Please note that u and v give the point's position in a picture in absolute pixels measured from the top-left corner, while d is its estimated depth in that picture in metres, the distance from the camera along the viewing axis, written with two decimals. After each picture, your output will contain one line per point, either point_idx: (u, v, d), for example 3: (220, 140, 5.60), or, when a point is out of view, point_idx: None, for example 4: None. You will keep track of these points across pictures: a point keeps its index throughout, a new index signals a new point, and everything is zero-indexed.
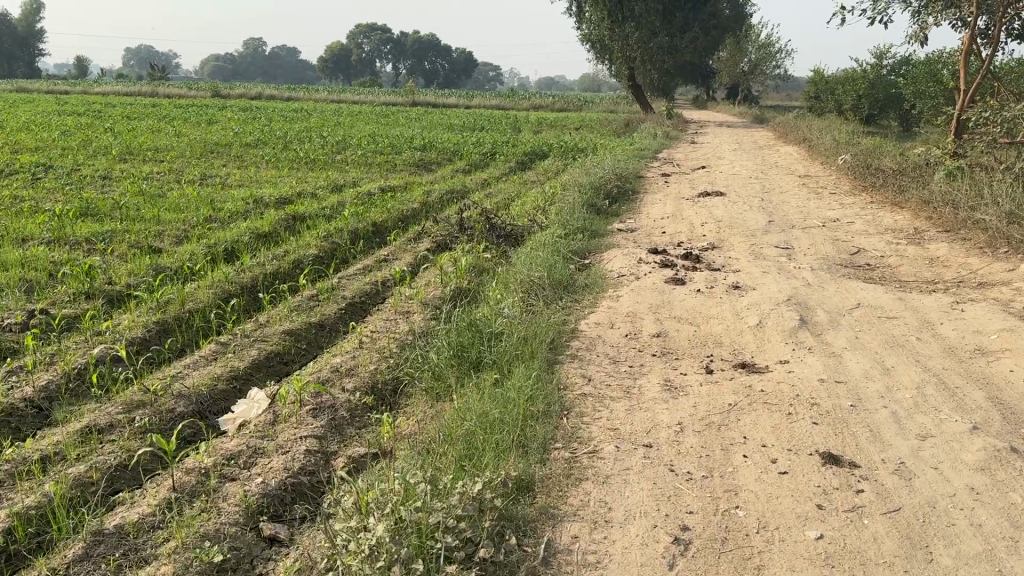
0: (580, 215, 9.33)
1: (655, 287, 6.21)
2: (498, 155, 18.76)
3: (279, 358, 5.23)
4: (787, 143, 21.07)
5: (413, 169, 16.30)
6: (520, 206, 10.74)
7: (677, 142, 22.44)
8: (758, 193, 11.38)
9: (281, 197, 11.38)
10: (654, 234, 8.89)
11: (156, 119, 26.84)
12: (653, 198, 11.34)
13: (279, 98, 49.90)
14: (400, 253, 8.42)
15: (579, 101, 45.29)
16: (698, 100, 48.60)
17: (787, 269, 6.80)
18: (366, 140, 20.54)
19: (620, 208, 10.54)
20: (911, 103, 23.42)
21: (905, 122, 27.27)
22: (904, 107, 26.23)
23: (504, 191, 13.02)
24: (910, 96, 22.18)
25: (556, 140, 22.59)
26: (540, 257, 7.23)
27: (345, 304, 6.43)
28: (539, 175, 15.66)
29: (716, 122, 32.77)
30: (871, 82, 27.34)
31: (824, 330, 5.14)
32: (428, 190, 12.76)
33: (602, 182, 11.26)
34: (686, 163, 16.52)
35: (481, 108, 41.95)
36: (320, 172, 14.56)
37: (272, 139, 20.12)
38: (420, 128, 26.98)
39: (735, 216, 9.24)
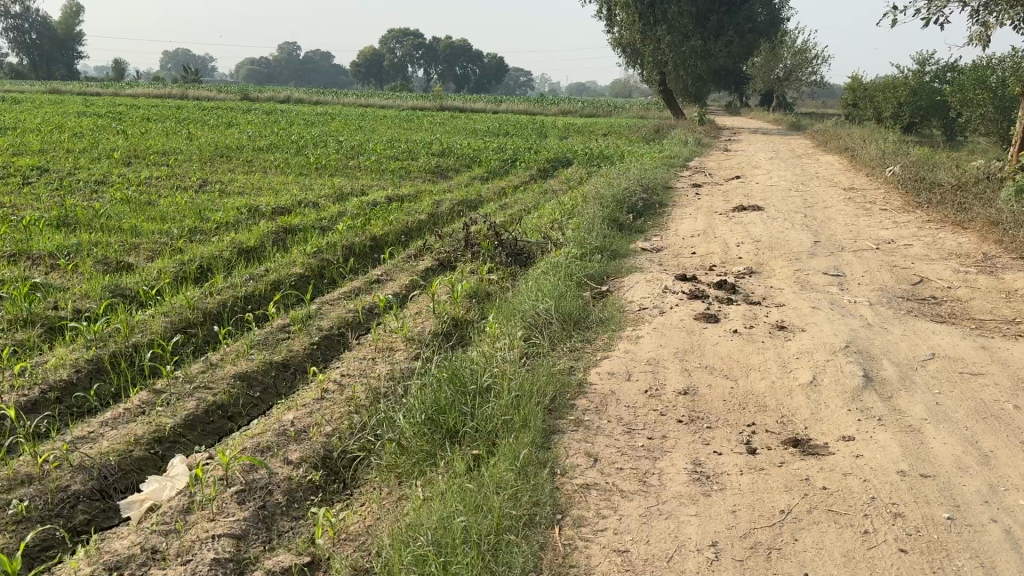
0: (600, 233, 8.35)
1: (683, 326, 5.22)
2: (519, 162, 17.79)
3: (221, 411, 4.30)
4: (826, 152, 19.90)
5: (429, 177, 15.39)
6: (535, 220, 9.80)
7: (710, 149, 21.34)
8: (798, 208, 10.31)
9: (279, 206, 10.53)
10: (682, 256, 7.89)
11: (174, 121, 26.24)
12: (682, 212, 10.33)
13: (305, 101, 49.45)
14: (396, 274, 7.51)
15: (609, 106, 44.21)
16: (731, 106, 47.36)
17: (839, 304, 5.77)
18: (383, 145, 19.73)
19: (645, 224, 9.55)
20: (958, 112, 22.15)
21: (949, 131, 25.92)
22: (949, 115, 24.90)
23: (522, 203, 12.07)
24: (956, 105, 20.94)
25: (582, 146, 21.64)
26: (550, 284, 6.27)
27: (318, 338, 5.51)
28: (561, 185, 14.69)
29: (749, 129, 31.56)
30: (913, 89, 26.05)
31: (893, 391, 4.12)
32: (438, 200, 11.84)
33: (626, 195, 10.27)
34: (718, 173, 15.47)
35: (507, 113, 41.17)
36: (327, 179, 13.71)
37: (286, 142, 19.32)
38: (442, 132, 26.16)
39: (775, 236, 8.21)
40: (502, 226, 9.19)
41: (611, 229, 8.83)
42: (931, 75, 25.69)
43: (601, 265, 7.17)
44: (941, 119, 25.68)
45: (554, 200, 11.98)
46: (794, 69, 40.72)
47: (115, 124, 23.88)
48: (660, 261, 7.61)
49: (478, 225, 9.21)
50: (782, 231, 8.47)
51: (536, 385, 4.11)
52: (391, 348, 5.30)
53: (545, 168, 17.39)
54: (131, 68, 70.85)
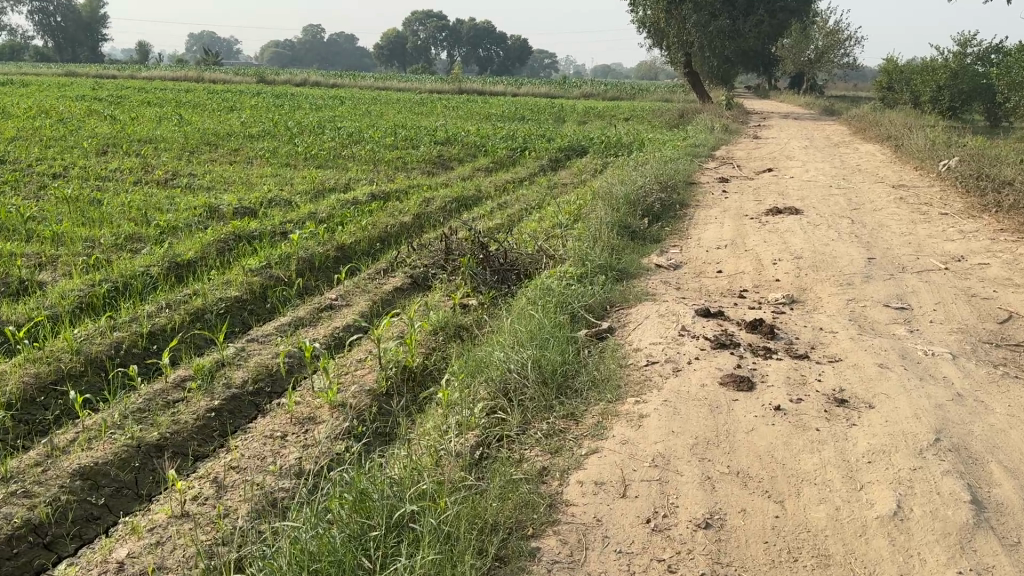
0: (604, 247, 6.97)
1: (705, 393, 3.85)
2: (529, 152, 16.35)
3: (33, 536, 3.07)
4: (864, 141, 18.25)
5: (428, 170, 14.05)
6: (531, 228, 8.44)
7: (738, 136, 19.76)
8: (841, 211, 8.84)
9: (243, 205, 9.26)
10: (705, 275, 6.50)
11: (176, 105, 25.07)
12: (705, 215, 8.92)
13: (321, 84, 48.28)
14: (355, 296, 6.18)
15: (633, 89, 42.53)
16: (759, 90, 45.39)
17: (910, 359, 4.37)
18: (384, 131, 18.42)
19: (661, 230, 8.14)
20: (1004, 98, 20.36)
21: (993, 117, 24.08)
22: (995, 100, 23.10)
23: (524, 202, 10.70)
24: (1004, 89, 19.15)
25: (599, 133, 20.20)
26: (534, 323, 4.92)
27: (222, 401, 4.22)
28: (572, 179, 13.29)
29: (779, 113, 29.83)
30: (953, 73, 24.18)
31: (1020, 531, 2.75)
32: (428, 197, 10.50)
33: (641, 194, 8.86)
34: (746, 165, 13.97)
35: (527, 97, 39.68)
36: (313, 172, 12.42)
37: (281, 128, 18.06)
38: (454, 118, 24.83)
39: (818, 250, 6.79)
40: (492, 236, 7.85)
41: (620, 239, 7.44)
42: (974, 58, 23.81)
43: (603, 292, 5.80)
44: (983, 104, 23.84)
45: (560, 199, 10.61)
46: (826, 51, 38.75)
47: (112, 109, 22.75)
48: (677, 284, 6.22)
49: (465, 233, 7.85)
50: (825, 244, 7.04)
51: (480, 516, 2.79)
52: (311, 420, 3.99)
53: (556, 160, 15.95)
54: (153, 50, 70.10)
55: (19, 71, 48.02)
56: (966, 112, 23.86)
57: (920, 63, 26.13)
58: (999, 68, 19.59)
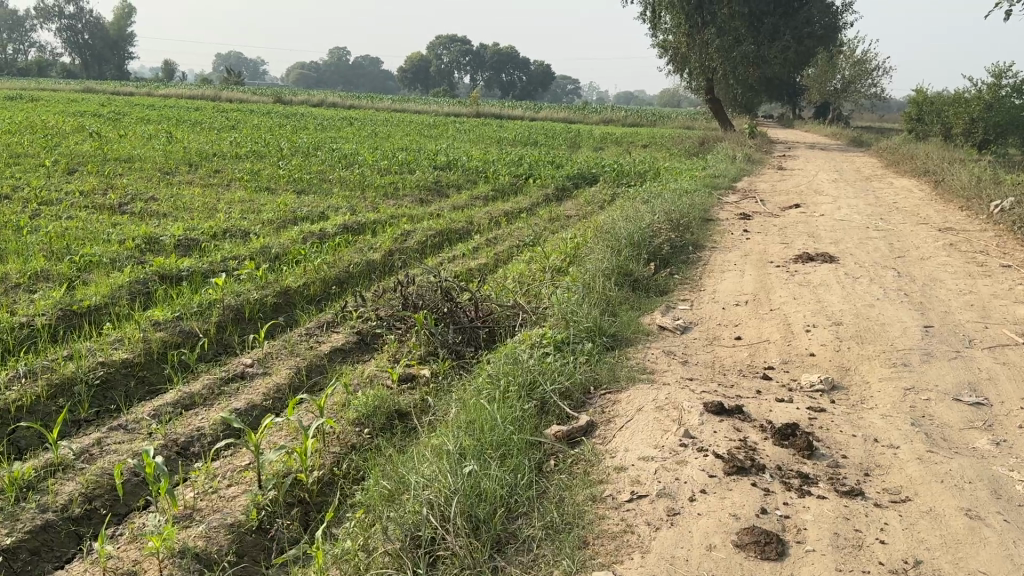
0: (596, 303, 5.71)
1: (709, 565, 2.55)
2: (535, 180, 15.14)
3: None
4: (897, 175, 16.91)
5: (420, 199, 12.85)
6: (517, 274, 7.20)
7: (761, 167, 18.46)
8: (882, 260, 7.52)
9: (191, 237, 8.10)
10: (719, 343, 5.20)
11: (179, 123, 24.18)
12: (723, 260, 7.64)
13: (338, 105, 47.60)
14: (278, 361, 4.95)
15: (653, 115, 41.47)
16: (782, 119, 44.12)
17: (1007, 499, 3.05)
18: (383, 154, 17.32)
19: (669, 279, 6.87)
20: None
21: None
22: None
23: (517, 238, 9.46)
24: None
25: (613, 161, 19.00)
26: (483, 418, 3.65)
27: (24, 537, 3.00)
28: (576, 213, 12.06)
29: (804, 143, 28.52)
30: (988, 104, 22.81)
31: None
32: (408, 229, 9.30)
33: (648, 234, 7.60)
34: (770, 200, 12.67)
35: (546, 121, 38.65)
36: (289, 198, 11.28)
37: (274, 149, 16.99)
38: (464, 141, 23.75)
39: (861, 314, 5.49)
40: (465, 286, 6.61)
41: (618, 293, 6.18)
42: (1010, 89, 22.45)
43: (586, 368, 4.54)
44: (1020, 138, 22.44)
45: (558, 236, 9.37)
46: (852, 80, 37.45)
47: (109, 125, 21.82)
48: (685, 354, 4.93)
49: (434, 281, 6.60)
50: (868, 305, 5.73)
51: None
52: None
53: (562, 191, 14.73)
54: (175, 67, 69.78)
55: (36, 87, 47.65)
56: (998, 145, 22.48)
57: (951, 94, 24.81)
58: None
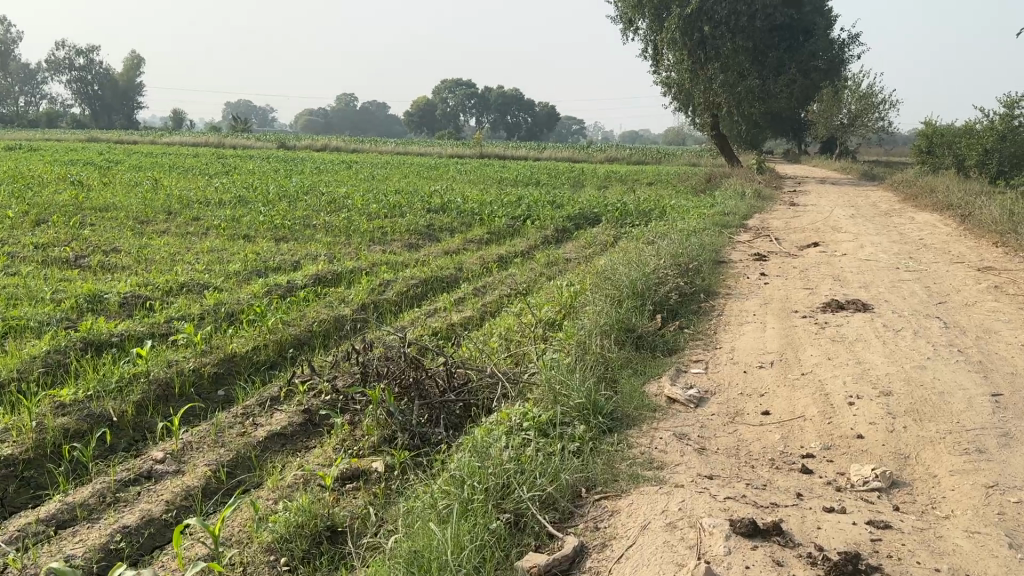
0: (593, 370, 4.76)
1: None
2: (533, 222, 14.28)
3: None
4: (916, 209, 15.99)
5: (410, 245, 11.97)
6: (504, 331, 6.28)
7: (772, 203, 17.58)
8: (922, 307, 6.56)
9: (139, 293, 7.22)
10: (742, 420, 4.24)
11: (172, 170, 23.54)
12: (740, 309, 6.70)
13: (342, 149, 47.25)
14: (198, 453, 4.02)
15: (659, 153, 40.81)
16: (788, 155, 43.45)
17: None
18: (376, 196, 16.54)
19: (679, 334, 5.93)
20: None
21: None
22: None
23: (510, 286, 8.54)
24: None
25: (618, 199, 18.17)
26: (432, 554, 2.71)
27: None
28: (577, 258, 11.16)
29: (813, 178, 27.70)
30: (1002, 134, 21.97)
31: None
32: (390, 278, 8.40)
33: (653, 282, 6.68)
34: (785, 238, 11.76)
35: (551, 162, 38.03)
36: (265, 247, 10.44)
37: (262, 194, 16.22)
38: (464, 182, 23.01)
39: (912, 380, 4.53)
40: (440, 352, 5.67)
41: (619, 355, 5.23)
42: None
43: (577, 459, 3.60)
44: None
45: (555, 284, 8.45)
46: (859, 114, 36.76)
47: (98, 174, 21.15)
48: (701, 437, 3.97)
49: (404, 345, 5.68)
50: (919, 368, 4.78)
51: None
52: None
53: (562, 234, 13.86)
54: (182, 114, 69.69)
55: (39, 137, 47.38)
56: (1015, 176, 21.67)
57: (961, 126, 24.08)
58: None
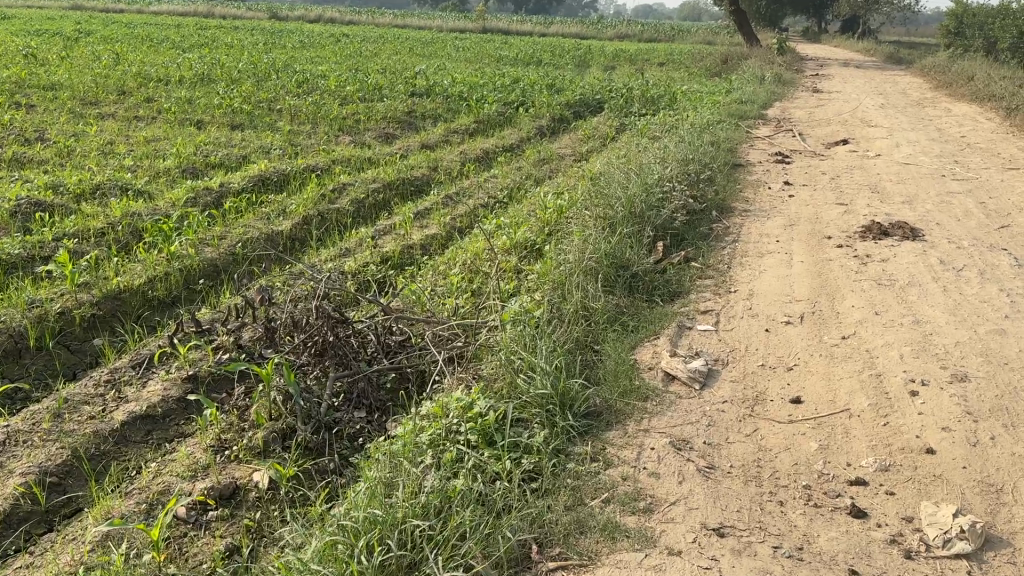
0: (568, 332, 3.67)
1: None
2: (527, 110, 12.88)
3: None
4: (952, 99, 14.47)
5: (385, 137, 10.66)
6: (468, 262, 5.14)
7: (792, 89, 16.01)
8: (981, 232, 5.39)
9: (37, 196, 6.05)
10: (763, 411, 3.16)
11: (144, 42, 21.71)
12: (760, 234, 5.52)
13: (337, 21, 44.54)
14: (20, 452, 3.01)
15: (672, 30, 38.30)
16: (807, 33, 40.88)
17: None
18: (357, 76, 15.03)
19: (681, 271, 4.80)
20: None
21: None
22: None
23: (489, 194, 7.32)
24: None
25: (624, 83, 16.64)
26: None
27: None
28: (571, 157, 9.88)
29: (835, 61, 25.76)
30: None
31: None
32: (347, 179, 7.18)
33: (653, 201, 5.49)
34: (809, 134, 10.39)
35: (557, 37, 35.71)
36: (216, 139, 9.16)
37: (230, 72, 14.71)
38: (460, 60, 21.24)
39: (993, 354, 3.40)
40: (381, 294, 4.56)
41: (605, 304, 4.12)
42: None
43: (529, 493, 2.54)
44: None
45: (540, 192, 7.24)
46: None
47: (59, 44, 19.43)
48: (709, 444, 2.89)
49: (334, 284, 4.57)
50: (996, 332, 3.64)
51: None
52: None
53: (558, 126, 12.48)
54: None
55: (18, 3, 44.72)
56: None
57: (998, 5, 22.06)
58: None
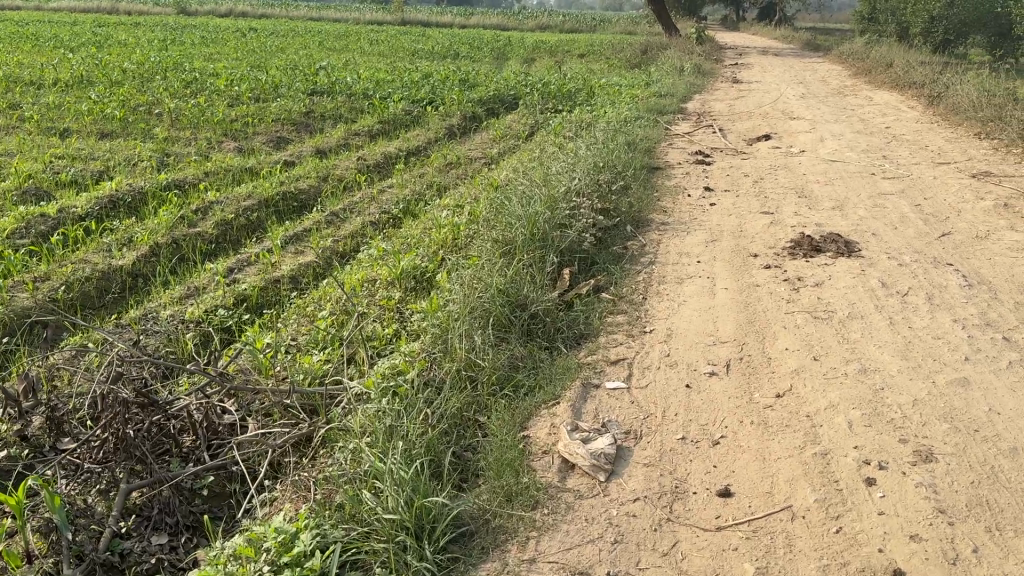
0: (441, 407, 2.95)
1: None
2: (436, 108, 12.09)
3: None
4: (873, 87, 14.19)
5: (277, 143, 9.76)
6: (341, 301, 4.37)
7: (712, 80, 15.58)
8: (921, 244, 4.84)
9: None
10: (684, 510, 2.47)
11: (28, 40, 20.12)
12: (680, 255, 4.87)
13: (248, 14, 42.80)
14: None
15: (592, 19, 37.83)
16: (726, 21, 40.93)
17: None
18: (254, 75, 14.00)
19: (589, 306, 4.11)
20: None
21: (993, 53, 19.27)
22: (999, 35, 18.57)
23: (381, 208, 6.54)
24: None
25: (542, 76, 15.96)
26: None
27: None
28: (480, 160, 9.15)
29: (755, 48, 25.55)
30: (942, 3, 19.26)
31: None
32: (216, 197, 6.31)
33: (557, 220, 4.79)
34: (731, 129, 9.87)
35: (476, 28, 34.89)
36: (77, 150, 8.15)
37: (112, 72, 13.53)
38: (372, 55, 20.27)
39: (958, 417, 2.79)
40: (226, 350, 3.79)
41: (495, 357, 3.40)
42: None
43: None
44: (987, 39, 18.68)
45: (439, 205, 6.49)
46: None
47: None
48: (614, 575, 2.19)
49: (167, 345, 3.82)
50: (956, 382, 3.04)
51: None
52: None
53: (469, 124, 11.73)
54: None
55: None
56: (967, 46, 19.58)
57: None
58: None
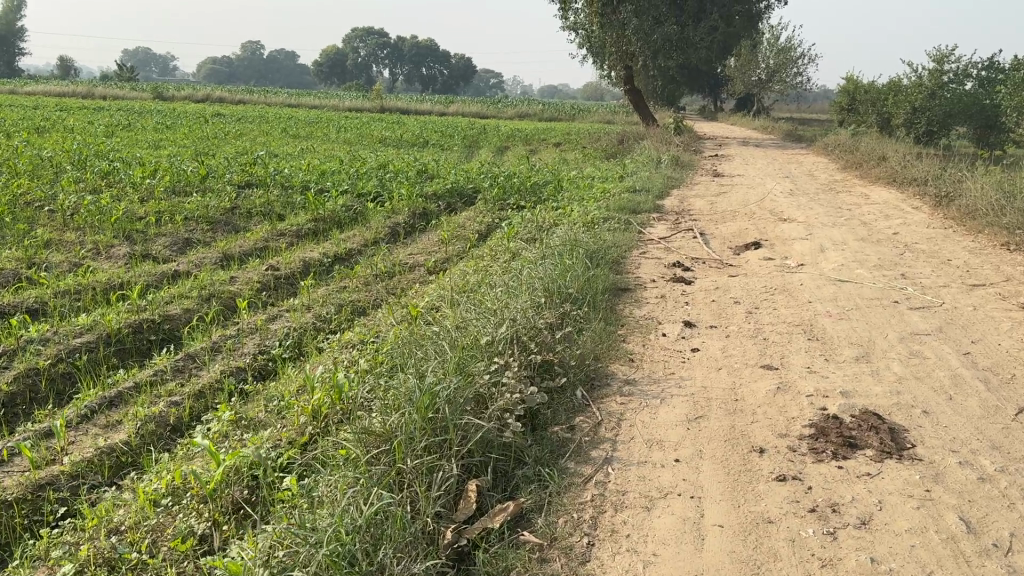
0: None
1: None
2: (380, 203, 10.70)
3: None
4: (866, 182, 12.98)
5: (180, 248, 8.27)
6: (113, 543, 2.80)
7: (691, 173, 14.37)
8: (997, 429, 3.34)
9: None
10: None
11: None
12: (649, 444, 3.31)
13: (223, 100, 42.08)
14: None
15: (572, 108, 37.27)
16: (703, 112, 40.54)
17: None
18: (185, 164, 12.61)
19: (498, 560, 2.53)
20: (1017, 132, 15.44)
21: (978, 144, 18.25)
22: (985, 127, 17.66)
23: (261, 343, 4.99)
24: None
25: (509, 167, 14.72)
26: None
27: None
28: (418, 270, 7.67)
29: (733, 139, 24.67)
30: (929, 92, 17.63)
31: None
32: (37, 333, 4.76)
33: (466, 395, 3.24)
34: (714, 233, 8.50)
35: (453, 116, 34.19)
36: None
37: (24, 160, 12.09)
38: (332, 143, 19.08)
39: None
40: None
41: None
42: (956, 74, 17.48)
43: None
44: (974, 131, 17.76)
45: (337, 340, 4.95)
46: (777, 70, 33.47)
47: None
48: None
49: None
50: None
51: None
52: None
53: (417, 223, 10.33)
54: (60, 57, 61.87)
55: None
56: (953, 137, 18.66)
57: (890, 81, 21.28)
58: (1017, 87, 14.51)
